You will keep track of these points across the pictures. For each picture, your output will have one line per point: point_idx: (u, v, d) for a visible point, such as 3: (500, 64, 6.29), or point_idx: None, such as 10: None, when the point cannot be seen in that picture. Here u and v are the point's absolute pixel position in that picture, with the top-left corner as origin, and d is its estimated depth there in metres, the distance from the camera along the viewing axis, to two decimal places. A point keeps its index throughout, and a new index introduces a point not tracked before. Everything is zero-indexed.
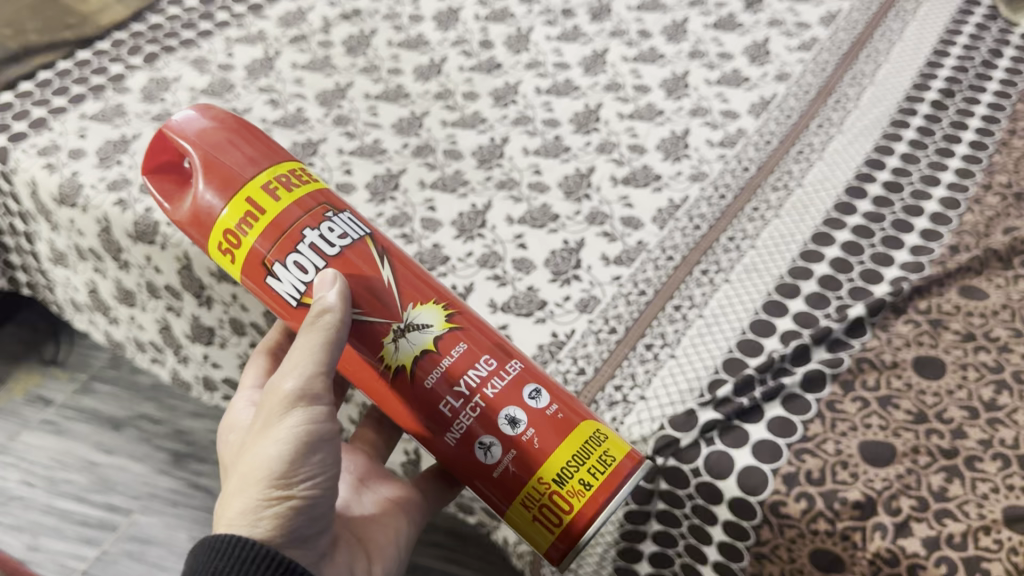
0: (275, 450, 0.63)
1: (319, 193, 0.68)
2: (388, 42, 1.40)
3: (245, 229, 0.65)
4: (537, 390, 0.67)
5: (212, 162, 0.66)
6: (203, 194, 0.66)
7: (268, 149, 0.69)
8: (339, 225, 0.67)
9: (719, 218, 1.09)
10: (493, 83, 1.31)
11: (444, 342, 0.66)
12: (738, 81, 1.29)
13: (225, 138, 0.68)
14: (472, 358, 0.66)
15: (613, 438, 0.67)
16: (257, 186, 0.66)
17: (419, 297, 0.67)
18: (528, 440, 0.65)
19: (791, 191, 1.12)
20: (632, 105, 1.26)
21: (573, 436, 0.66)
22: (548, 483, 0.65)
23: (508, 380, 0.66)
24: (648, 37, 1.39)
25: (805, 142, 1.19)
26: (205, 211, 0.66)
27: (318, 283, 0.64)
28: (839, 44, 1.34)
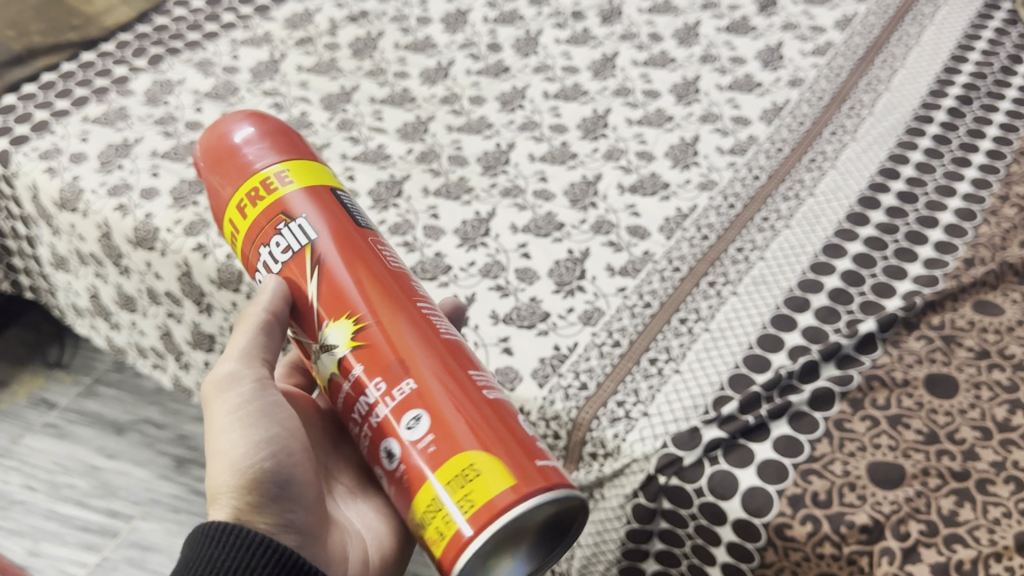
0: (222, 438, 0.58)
1: (287, 201, 0.60)
2: (395, 45, 1.38)
3: (235, 226, 0.61)
4: (419, 416, 0.54)
5: (227, 149, 0.62)
6: (213, 179, 0.62)
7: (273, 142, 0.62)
8: (290, 236, 0.59)
9: (728, 227, 1.07)
10: (500, 87, 1.29)
11: (347, 362, 0.57)
12: (751, 86, 1.27)
13: (243, 125, 0.62)
14: (365, 381, 0.56)
15: (493, 468, 0.51)
16: (245, 189, 0.60)
17: (337, 310, 0.57)
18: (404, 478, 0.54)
19: (803, 201, 1.10)
20: (641, 110, 1.24)
21: (447, 469, 0.52)
22: (418, 525, 0.53)
23: (395, 405, 0.54)
24: (659, 41, 1.36)
25: (817, 150, 1.16)
26: (211, 197, 0.63)
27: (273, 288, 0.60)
28: (854, 48, 1.32)
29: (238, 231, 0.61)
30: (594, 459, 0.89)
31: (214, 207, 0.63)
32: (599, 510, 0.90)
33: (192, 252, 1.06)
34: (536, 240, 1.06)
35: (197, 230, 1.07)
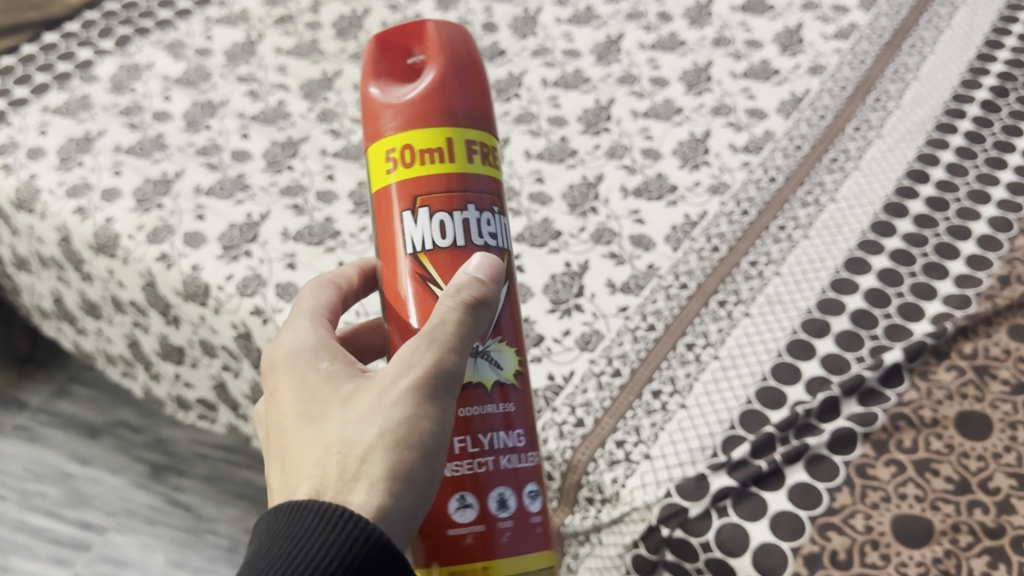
0: (414, 422, 0.43)
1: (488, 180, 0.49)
2: (383, 24, 1.28)
3: (427, 154, 0.47)
4: (539, 490, 0.47)
5: (448, 70, 0.48)
6: (438, 91, 0.47)
7: (486, 103, 0.49)
8: (498, 230, 0.49)
9: (741, 238, 0.98)
10: (495, 73, 1.20)
11: (496, 388, 0.47)
12: (768, 74, 1.16)
13: (465, 60, 0.49)
14: (505, 417, 0.47)
15: None
16: (477, 135, 0.48)
17: (509, 330, 0.49)
18: (499, 529, 0.45)
19: (823, 206, 1.01)
20: (648, 101, 1.14)
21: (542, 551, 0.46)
22: None
23: (519, 468, 0.47)
24: (668, 21, 1.26)
25: (839, 148, 1.07)
26: (395, 110, 0.48)
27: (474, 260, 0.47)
28: (880, 31, 1.21)
29: (423, 164, 0.47)
30: (590, 504, 0.80)
31: (392, 114, 0.48)
32: (599, 555, 0.79)
33: (155, 261, 0.98)
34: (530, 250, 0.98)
35: (160, 237, 0.99)
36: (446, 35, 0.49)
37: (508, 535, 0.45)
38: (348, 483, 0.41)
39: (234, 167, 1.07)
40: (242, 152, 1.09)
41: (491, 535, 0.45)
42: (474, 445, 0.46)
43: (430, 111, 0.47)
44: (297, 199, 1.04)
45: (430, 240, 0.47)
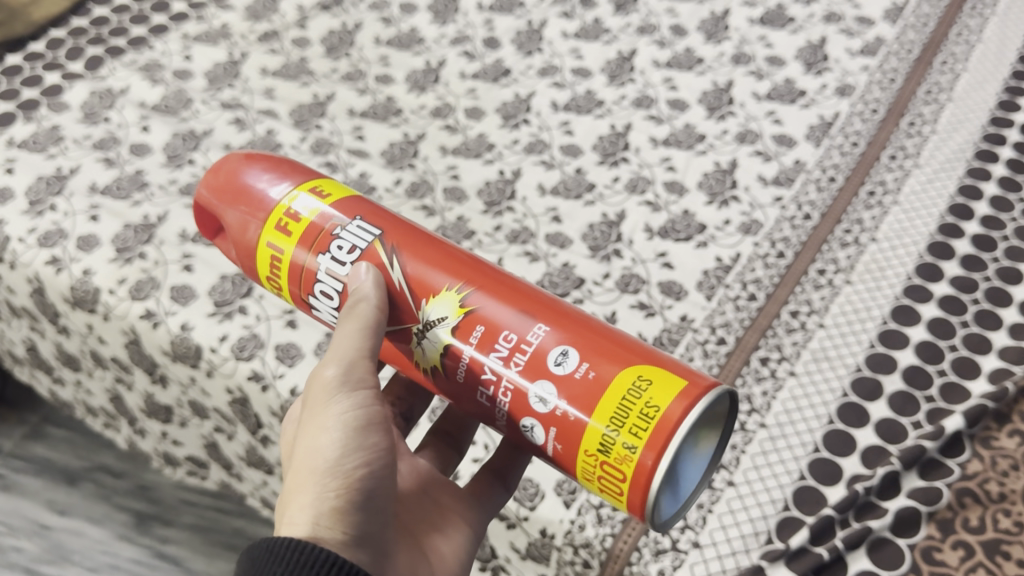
0: (327, 436, 0.51)
1: (331, 206, 0.57)
2: (376, 40, 1.19)
3: (277, 249, 0.56)
4: (569, 349, 0.50)
5: (240, 189, 0.58)
6: (249, 209, 0.57)
7: (287, 176, 0.58)
8: (351, 237, 0.56)
9: (779, 284, 0.90)
10: (501, 96, 1.12)
11: (463, 331, 0.52)
12: (793, 95, 1.09)
13: (258, 167, 0.59)
14: (488, 338, 0.52)
15: (658, 380, 0.48)
16: (285, 206, 0.57)
17: (434, 288, 0.54)
18: (563, 419, 0.49)
19: (864, 247, 0.94)
20: (667, 126, 1.07)
21: (610, 392, 0.48)
22: (595, 454, 0.48)
23: (534, 355, 0.51)
24: (682, 36, 1.18)
25: (876, 179, 1.00)
26: (246, 244, 0.58)
27: (353, 275, 0.55)
28: (908, 46, 1.14)
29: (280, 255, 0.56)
30: None
31: (244, 257, 0.58)
32: None
33: (139, 319, 0.89)
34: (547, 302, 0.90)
35: (145, 291, 0.90)
36: (227, 164, 0.60)
37: (573, 407, 0.49)
38: (289, 501, 0.50)
39: None
40: None
41: (567, 422, 0.49)
42: (495, 379, 0.51)
43: (256, 224, 0.57)
44: None
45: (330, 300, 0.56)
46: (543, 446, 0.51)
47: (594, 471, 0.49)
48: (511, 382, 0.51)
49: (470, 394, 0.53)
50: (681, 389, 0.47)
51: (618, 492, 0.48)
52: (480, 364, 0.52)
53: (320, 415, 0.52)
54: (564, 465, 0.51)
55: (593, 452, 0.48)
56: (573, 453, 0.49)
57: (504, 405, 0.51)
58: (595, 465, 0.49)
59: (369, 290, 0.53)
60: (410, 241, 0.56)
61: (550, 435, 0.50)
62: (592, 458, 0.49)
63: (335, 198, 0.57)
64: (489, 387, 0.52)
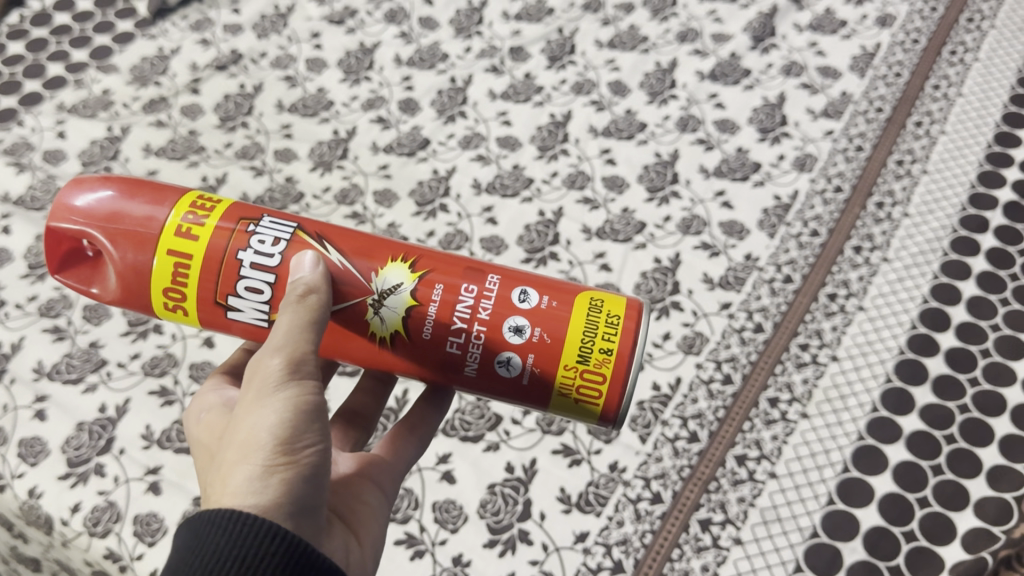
0: (274, 411, 0.45)
1: (232, 209, 0.52)
2: (277, 104, 1.05)
3: (184, 255, 0.50)
4: (526, 288, 0.51)
5: (113, 210, 0.50)
6: (131, 224, 0.50)
7: (161, 188, 0.51)
8: (269, 231, 0.51)
9: (723, 419, 0.78)
10: (416, 175, 0.98)
11: (426, 287, 0.51)
12: (746, 170, 0.96)
13: (117, 187, 0.51)
14: (450, 291, 0.51)
15: (601, 297, 0.52)
16: (178, 216, 0.50)
17: (378, 261, 0.52)
18: (542, 341, 0.50)
19: (823, 366, 0.81)
20: (602, 212, 0.94)
21: (573, 315, 0.51)
22: (573, 368, 0.50)
23: (497, 296, 0.51)
24: (623, 94, 1.04)
25: (839, 278, 0.87)
26: (134, 266, 0.50)
27: (292, 265, 0.50)
28: (876, 104, 1.01)
29: (190, 261, 0.50)
30: None
31: (131, 280, 0.50)
32: None
33: None
34: (460, 433, 0.78)
35: None
36: (81, 188, 0.51)
37: (547, 326, 0.50)
38: (227, 475, 0.44)
39: (85, 331, 0.85)
40: (96, 307, 0.86)
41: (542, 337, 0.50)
42: (467, 319, 0.51)
43: (148, 239, 0.50)
44: (164, 376, 0.81)
45: (260, 296, 0.50)
46: (515, 380, 0.51)
47: (572, 383, 0.51)
48: (485, 319, 0.50)
49: (436, 347, 0.51)
50: (627, 299, 0.52)
51: (596, 389, 0.51)
52: (449, 310, 0.51)
53: (261, 390, 0.46)
54: (534, 391, 0.51)
55: (572, 363, 0.50)
56: (549, 372, 0.50)
57: (479, 344, 0.50)
58: (576, 376, 0.50)
59: (319, 280, 0.49)
60: (330, 230, 0.53)
61: (528, 359, 0.50)
62: (569, 367, 0.50)
63: (228, 202, 0.52)
64: (460, 332, 0.51)
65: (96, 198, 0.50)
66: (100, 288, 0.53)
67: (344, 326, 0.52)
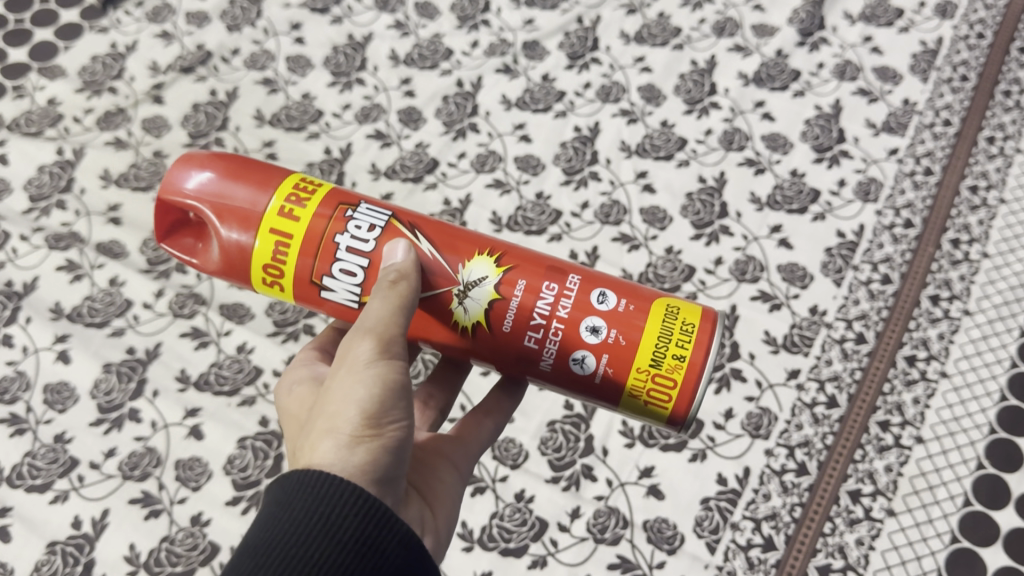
0: (362, 391, 0.40)
1: (336, 193, 0.47)
2: (256, 115, 0.90)
3: (283, 232, 0.45)
4: (604, 288, 0.45)
5: (221, 189, 0.45)
6: (235, 203, 0.45)
7: (268, 170, 0.47)
8: (367, 217, 0.46)
9: (801, 520, 0.68)
10: (426, 208, 0.85)
11: (508, 283, 0.45)
12: (804, 198, 0.84)
13: (221, 165, 0.46)
14: (531, 289, 0.45)
15: (680, 305, 0.46)
16: (280, 198, 0.45)
17: (463, 251, 0.46)
18: (620, 342, 0.44)
19: (908, 451, 0.71)
20: (643, 252, 0.82)
21: (651, 316, 0.45)
22: (644, 372, 0.44)
23: (579, 296, 0.45)
24: (657, 102, 0.91)
25: (918, 336, 0.76)
26: (237, 246, 0.45)
27: (388, 253, 0.45)
28: (944, 113, 0.89)
29: (289, 238, 0.45)
30: None
31: (232, 262, 0.46)
32: None
33: None
34: (501, 544, 0.67)
35: None
36: (193, 163, 0.47)
37: (620, 329, 0.44)
38: (309, 451, 0.39)
39: (49, 421, 0.72)
40: (59, 389, 0.73)
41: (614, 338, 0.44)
42: (544, 316, 0.45)
43: (251, 212, 0.45)
44: (147, 480, 0.69)
45: (352, 279, 0.45)
46: (588, 379, 0.45)
47: (643, 389, 0.44)
48: (563, 316, 0.44)
49: (511, 341, 0.45)
50: (705, 308, 0.46)
51: (666, 395, 0.44)
52: (525, 306, 0.45)
53: (346, 372, 0.41)
54: (604, 392, 0.45)
55: (644, 366, 0.44)
56: (620, 376, 0.44)
57: (554, 342, 0.44)
58: (650, 381, 0.44)
59: (410, 268, 0.44)
60: (425, 219, 0.47)
61: (602, 360, 0.44)
62: (643, 372, 0.44)
63: (329, 185, 0.47)
64: (535, 328, 0.45)
65: (206, 180, 0.46)
66: (203, 257, 0.48)
67: (426, 312, 0.46)
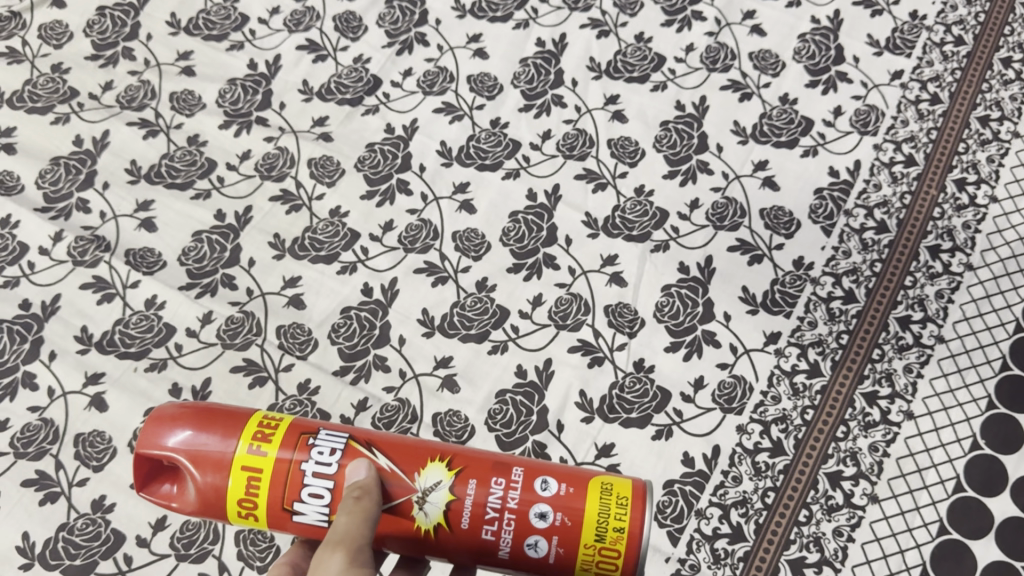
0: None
1: (299, 423, 0.44)
2: (171, 21, 0.78)
3: (254, 467, 0.42)
4: (544, 474, 0.43)
5: (195, 442, 0.42)
6: (209, 454, 0.42)
7: (231, 412, 0.44)
8: (329, 440, 0.43)
9: (773, 508, 0.61)
10: (364, 135, 0.74)
11: (460, 482, 0.43)
12: (793, 130, 0.74)
13: (192, 414, 0.43)
14: (481, 486, 0.43)
15: (615, 479, 0.43)
16: (246, 437, 0.42)
17: (415, 458, 0.44)
18: (568, 523, 0.42)
19: (897, 428, 0.64)
20: (610, 193, 0.72)
21: (589, 496, 0.42)
22: (588, 548, 0.42)
23: (522, 486, 0.43)
24: (631, 11, 0.80)
25: (914, 295, 0.68)
26: (217, 491, 0.42)
27: (354, 471, 0.43)
28: (957, 28, 0.78)
29: (260, 473, 0.42)
30: None
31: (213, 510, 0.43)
32: None
33: None
34: None
35: None
36: (157, 419, 0.44)
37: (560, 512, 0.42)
38: None
39: None
40: None
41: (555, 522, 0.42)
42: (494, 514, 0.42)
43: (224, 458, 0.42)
44: (42, 459, 0.62)
45: (323, 506, 0.42)
46: (544, 564, 0.43)
47: (595, 565, 0.42)
48: (508, 509, 0.42)
49: (468, 540, 0.43)
50: (635, 480, 0.43)
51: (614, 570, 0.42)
52: (474, 503, 0.43)
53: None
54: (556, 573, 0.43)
55: (591, 542, 0.42)
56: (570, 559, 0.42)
57: (508, 533, 0.42)
58: (599, 557, 0.42)
59: (372, 484, 0.42)
60: (381, 434, 0.45)
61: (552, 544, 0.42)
62: (591, 552, 0.42)
63: (290, 415, 0.44)
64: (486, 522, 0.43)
65: (183, 438, 0.43)
66: (181, 502, 0.44)
67: (387, 528, 0.44)
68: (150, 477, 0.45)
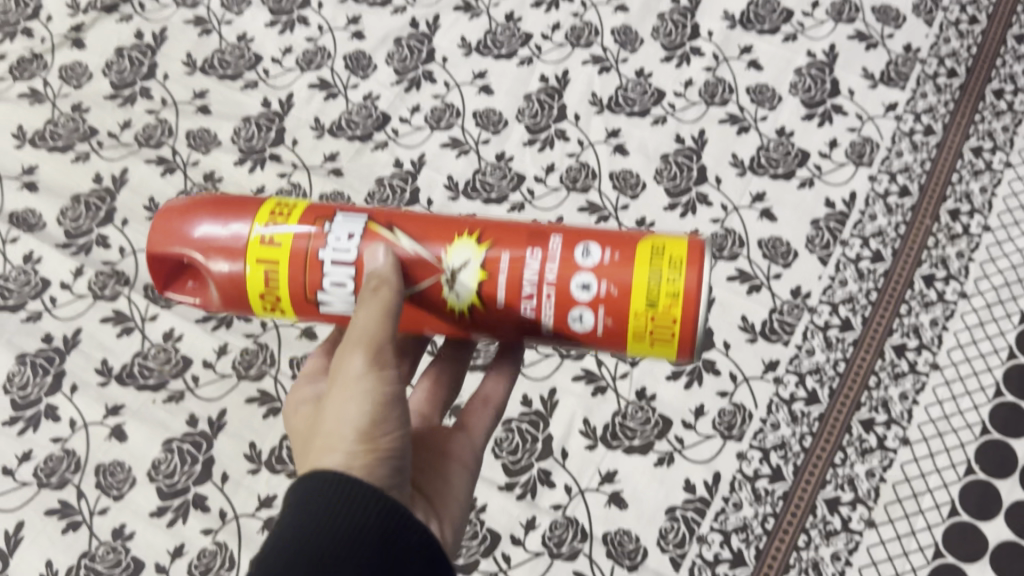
0: (353, 414, 0.37)
1: (317, 207, 0.42)
2: (187, 61, 0.81)
3: (269, 257, 0.40)
4: (588, 238, 0.40)
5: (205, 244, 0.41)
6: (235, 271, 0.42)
7: (245, 200, 0.42)
8: (344, 226, 0.41)
9: (773, 533, 0.63)
10: (374, 170, 0.77)
11: (495, 253, 0.40)
12: (790, 161, 0.76)
13: (205, 204, 0.42)
14: (516, 260, 0.40)
15: (665, 240, 0.40)
16: (261, 220, 0.41)
17: (445, 234, 0.41)
18: (614, 292, 0.39)
19: (893, 453, 0.65)
20: (613, 225, 0.74)
21: (637, 261, 0.39)
22: (646, 317, 0.38)
23: (561, 253, 0.40)
24: (632, 47, 0.82)
25: (909, 323, 0.70)
26: (232, 281, 0.41)
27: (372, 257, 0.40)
28: (950, 61, 0.80)
29: (275, 264, 0.40)
30: None
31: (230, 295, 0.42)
32: None
33: None
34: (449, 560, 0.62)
35: None
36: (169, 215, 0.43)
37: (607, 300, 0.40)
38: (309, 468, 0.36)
39: None
40: None
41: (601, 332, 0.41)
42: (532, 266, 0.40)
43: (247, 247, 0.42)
44: (64, 488, 0.64)
45: (346, 294, 0.41)
46: (590, 337, 0.40)
47: (647, 334, 0.39)
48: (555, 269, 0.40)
49: (506, 317, 0.40)
50: (690, 236, 0.39)
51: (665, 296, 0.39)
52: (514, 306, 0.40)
53: (338, 386, 0.37)
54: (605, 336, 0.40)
55: (641, 309, 0.38)
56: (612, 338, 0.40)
57: (548, 308, 0.40)
58: (653, 326, 0.39)
59: (391, 272, 0.40)
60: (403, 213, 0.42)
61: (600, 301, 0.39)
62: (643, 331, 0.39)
63: (306, 201, 0.43)
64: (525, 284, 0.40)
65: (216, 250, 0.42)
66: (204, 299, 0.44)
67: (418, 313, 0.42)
68: (170, 279, 0.45)
